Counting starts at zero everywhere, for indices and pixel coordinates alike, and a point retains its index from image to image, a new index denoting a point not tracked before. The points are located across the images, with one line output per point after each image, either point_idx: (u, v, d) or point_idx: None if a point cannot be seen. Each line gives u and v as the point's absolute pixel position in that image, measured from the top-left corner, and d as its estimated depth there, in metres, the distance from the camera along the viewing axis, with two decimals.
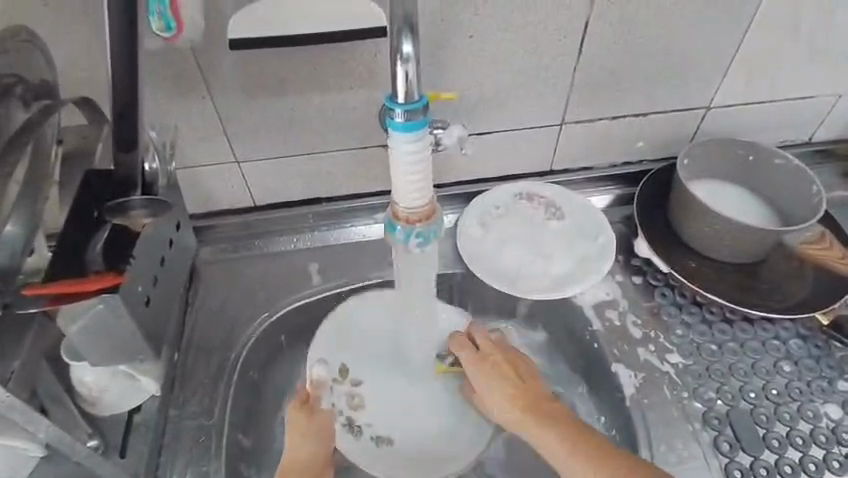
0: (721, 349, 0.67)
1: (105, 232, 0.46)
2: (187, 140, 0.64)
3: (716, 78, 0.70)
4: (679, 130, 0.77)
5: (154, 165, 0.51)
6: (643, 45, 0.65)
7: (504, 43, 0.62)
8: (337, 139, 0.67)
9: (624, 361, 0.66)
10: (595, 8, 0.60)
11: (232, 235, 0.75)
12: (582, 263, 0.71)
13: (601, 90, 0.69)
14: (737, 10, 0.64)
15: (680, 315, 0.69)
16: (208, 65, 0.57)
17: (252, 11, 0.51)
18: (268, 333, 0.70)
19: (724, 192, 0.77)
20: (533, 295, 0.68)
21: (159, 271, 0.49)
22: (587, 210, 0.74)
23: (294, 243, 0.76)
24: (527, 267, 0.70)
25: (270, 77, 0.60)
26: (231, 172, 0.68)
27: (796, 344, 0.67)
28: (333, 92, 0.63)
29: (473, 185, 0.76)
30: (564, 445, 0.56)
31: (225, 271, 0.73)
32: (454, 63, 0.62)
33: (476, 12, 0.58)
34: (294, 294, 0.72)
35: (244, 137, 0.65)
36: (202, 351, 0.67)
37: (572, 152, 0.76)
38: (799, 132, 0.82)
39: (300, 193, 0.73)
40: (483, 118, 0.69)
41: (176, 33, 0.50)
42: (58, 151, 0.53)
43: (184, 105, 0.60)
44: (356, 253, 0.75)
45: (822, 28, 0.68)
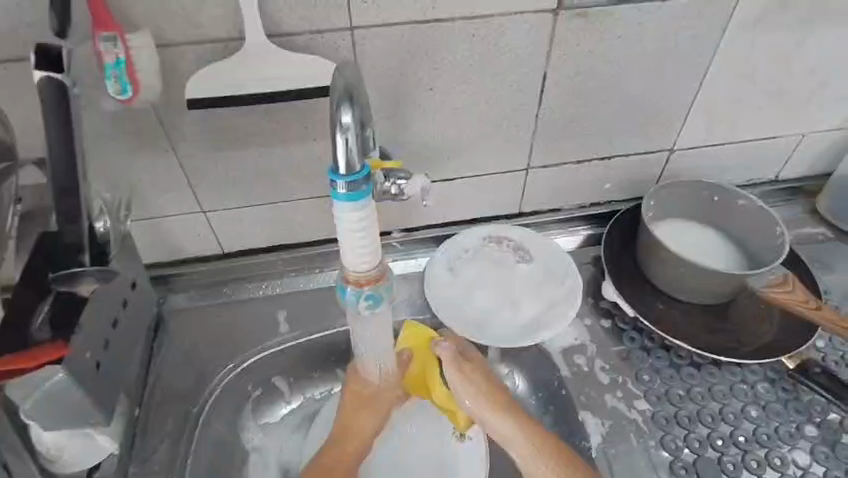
0: (688, 395, 0.67)
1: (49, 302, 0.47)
2: (152, 192, 0.64)
3: (676, 123, 0.72)
4: (645, 172, 0.78)
5: (106, 224, 0.51)
6: (602, 94, 0.66)
7: (464, 95, 0.63)
8: (303, 188, 0.68)
9: (591, 409, 0.66)
10: (552, 60, 0.62)
11: (201, 282, 0.74)
12: (550, 309, 0.70)
13: (564, 137, 0.70)
14: (692, 60, 0.65)
15: (648, 359, 0.69)
16: (170, 122, 0.58)
17: (209, 72, 0.52)
18: (234, 384, 0.70)
19: (689, 232, 0.77)
20: (501, 344, 0.67)
21: (111, 334, 0.49)
22: (555, 253, 0.74)
23: (263, 290, 0.75)
24: (495, 314, 0.70)
25: (233, 132, 0.61)
26: (198, 222, 0.69)
27: (764, 388, 0.67)
28: (297, 143, 0.63)
29: (442, 229, 0.77)
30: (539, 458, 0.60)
31: (193, 320, 0.73)
32: (417, 114, 0.63)
33: (435, 66, 0.59)
34: (261, 345, 0.72)
35: (210, 188, 0.65)
36: (165, 404, 0.67)
37: (540, 195, 0.77)
38: (764, 172, 0.83)
39: (269, 240, 0.73)
40: (449, 165, 0.69)
41: (131, 95, 0.51)
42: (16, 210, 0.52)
43: (148, 160, 0.61)
44: (326, 298, 0.75)
45: (778, 75, 0.70)
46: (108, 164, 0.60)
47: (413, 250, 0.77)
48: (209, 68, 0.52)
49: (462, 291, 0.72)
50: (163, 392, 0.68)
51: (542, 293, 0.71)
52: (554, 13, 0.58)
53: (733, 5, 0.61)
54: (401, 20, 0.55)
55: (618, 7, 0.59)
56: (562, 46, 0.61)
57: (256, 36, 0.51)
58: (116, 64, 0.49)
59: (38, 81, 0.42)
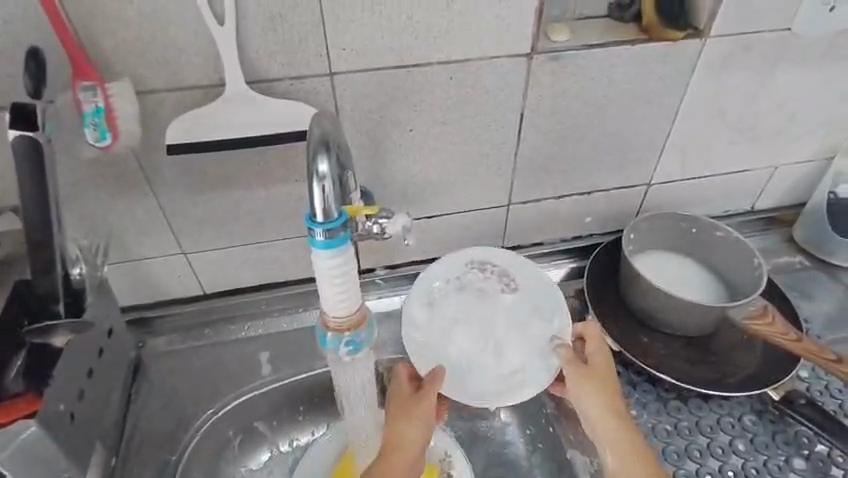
0: (676, 429, 0.66)
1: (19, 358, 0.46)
2: (133, 236, 0.64)
3: (652, 158, 0.74)
4: (624, 206, 0.79)
5: (83, 270, 0.49)
6: (579, 132, 0.68)
7: (444, 135, 0.64)
8: (286, 227, 0.68)
9: (578, 447, 0.67)
10: (528, 102, 0.63)
11: (180, 324, 0.73)
12: (538, 352, 0.65)
13: (544, 174, 0.71)
14: (664, 99, 0.68)
15: (635, 394, 0.69)
16: (151, 167, 0.58)
17: (189, 120, 0.53)
18: (214, 430, 0.68)
19: (670, 264, 0.78)
20: (487, 396, 0.64)
21: (85, 384, 0.48)
22: (544, 286, 0.70)
23: (246, 330, 0.74)
24: (480, 358, 0.66)
25: (214, 175, 0.61)
26: (180, 264, 0.68)
27: (750, 420, 0.67)
28: (279, 185, 0.63)
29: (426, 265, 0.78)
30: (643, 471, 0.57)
31: (174, 363, 0.72)
32: (398, 154, 0.64)
33: (413, 108, 0.61)
34: (245, 386, 0.71)
35: (192, 230, 0.65)
36: (142, 454, 0.64)
37: (522, 230, 0.78)
38: (741, 202, 0.85)
39: (253, 280, 0.73)
40: (431, 203, 0.70)
41: (111, 142, 0.52)
42: None
43: (129, 204, 0.60)
44: (310, 338, 0.75)
45: (747, 111, 0.72)
46: (89, 208, 0.60)
47: (398, 286, 0.77)
48: (189, 113, 0.53)
49: (441, 331, 0.68)
50: (140, 443, 0.65)
51: (530, 333, 0.66)
52: (528, 57, 0.60)
53: (699, 47, 0.64)
54: (380, 65, 0.57)
55: (590, 51, 0.61)
56: (537, 87, 0.62)
57: (237, 84, 0.52)
58: (95, 113, 0.50)
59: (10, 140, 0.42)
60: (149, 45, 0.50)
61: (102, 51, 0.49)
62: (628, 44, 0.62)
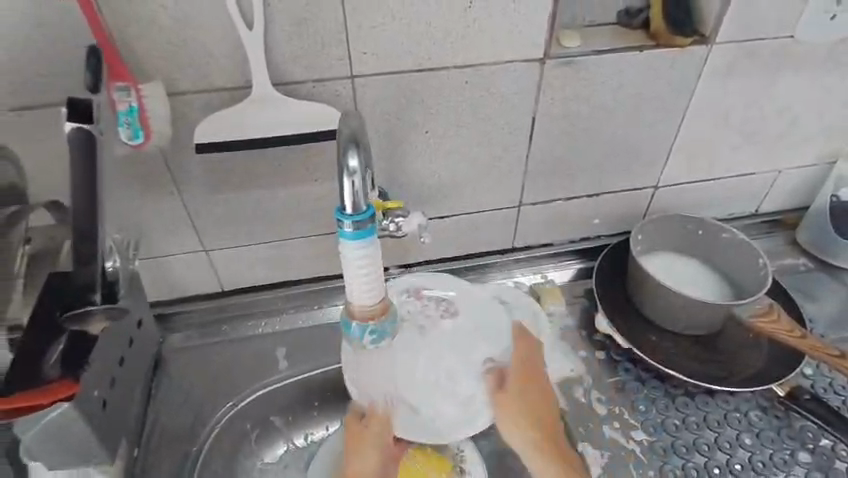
0: (684, 424, 0.68)
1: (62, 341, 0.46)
2: (157, 233, 0.66)
3: (659, 161, 0.76)
4: (632, 207, 0.81)
5: (117, 263, 0.51)
6: (588, 134, 0.70)
7: (458, 137, 0.66)
8: (304, 226, 0.70)
9: (589, 441, 0.67)
10: (539, 105, 0.65)
11: (199, 321, 0.75)
12: (478, 373, 0.71)
13: (554, 175, 0.73)
14: (670, 104, 0.70)
15: (644, 390, 0.71)
16: (176, 165, 0.60)
17: (215, 120, 0.55)
18: (232, 423, 0.70)
19: (676, 265, 0.80)
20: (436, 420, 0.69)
21: (117, 371, 0.50)
22: (483, 309, 0.75)
23: (262, 327, 0.76)
24: (433, 389, 0.71)
25: (237, 174, 0.63)
26: (200, 261, 0.70)
27: (756, 415, 0.69)
28: (299, 184, 0.65)
29: (437, 265, 0.80)
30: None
31: (193, 358, 0.74)
32: (414, 155, 0.66)
33: (429, 111, 0.63)
34: (262, 381, 0.73)
35: (214, 228, 0.67)
36: (163, 446, 0.66)
37: (532, 231, 0.80)
38: (745, 205, 0.87)
39: (270, 278, 0.75)
40: (444, 204, 0.72)
41: (142, 140, 0.55)
42: (25, 251, 0.55)
43: (154, 201, 0.63)
44: (325, 335, 0.76)
45: (750, 116, 0.74)
46: (115, 205, 0.62)
47: None
48: (217, 113, 0.55)
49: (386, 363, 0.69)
50: (161, 435, 0.67)
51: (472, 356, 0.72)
52: (541, 62, 0.62)
53: (706, 53, 0.66)
54: (398, 69, 0.59)
55: (600, 56, 0.63)
56: (549, 91, 0.65)
57: (263, 86, 0.55)
58: (129, 112, 0.52)
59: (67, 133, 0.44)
60: (179, 48, 0.52)
61: (135, 53, 0.52)
62: (637, 50, 0.64)
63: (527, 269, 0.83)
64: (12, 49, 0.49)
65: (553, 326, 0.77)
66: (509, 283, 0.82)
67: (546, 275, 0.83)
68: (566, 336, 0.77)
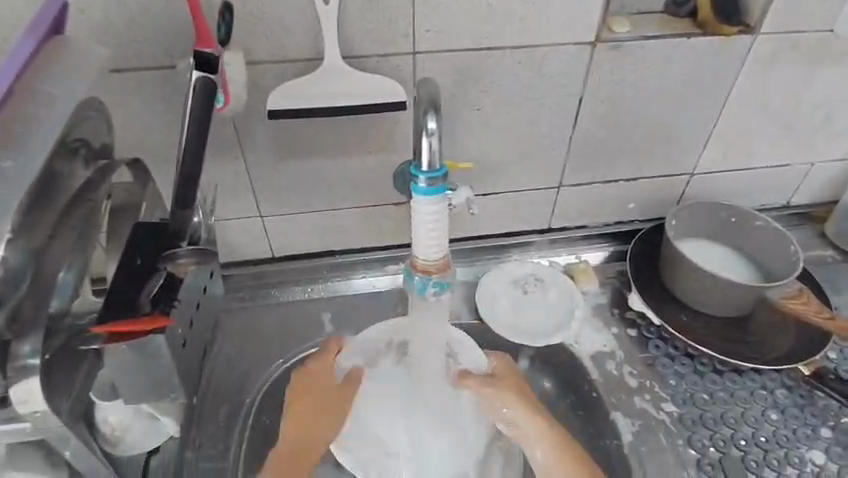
0: (712, 398, 0.71)
1: (156, 279, 0.49)
2: (220, 196, 0.69)
3: (697, 148, 0.78)
4: (667, 193, 0.84)
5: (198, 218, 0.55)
6: (631, 119, 0.73)
7: (508, 116, 0.69)
8: (355, 197, 0.74)
9: (621, 410, 0.71)
10: (587, 87, 0.68)
11: (249, 284, 0.79)
12: (547, 327, 0.76)
13: (595, 158, 0.76)
14: (713, 91, 0.72)
15: (674, 365, 0.74)
16: (244, 131, 0.64)
17: (287, 88, 0.59)
18: (281, 379, 0.74)
19: (707, 250, 0.82)
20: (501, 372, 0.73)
21: (195, 315, 0.54)
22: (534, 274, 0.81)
23: (308, 292, 0.80)
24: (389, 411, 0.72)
25: (298, 143, 0.67)
26: (256, 226, 0.74)
27: (782, 393, 0.72)
28: (355, 154, 0.69)
29: (475, 242, 0.83)
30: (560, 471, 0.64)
31: (243, 319, 0.78)
32: (464, 132, 0.69)
33: (482, 90, 0.66)
34: (307, 342, 0.76)
35: (272, 195, 0.71)
36: (217, 398, 0.70)
37: (569, 212, 0.83)
38: (777, 197, 0.89)
39: (318, 246, 0.79)
40: (488, 181, 0.75)
41: (223, 104, 0.57)
42: (107, 204, 0.56)
43: (221, 165, 0.66)
44: (367, 303, 0.80)
45: (788, 107, 0.76)
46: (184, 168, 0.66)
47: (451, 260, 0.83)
48: (289, 82, 0.59)
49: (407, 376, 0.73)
50: (215, 387, 0.71)
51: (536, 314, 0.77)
52: (592, 46, 0.65)
53: (750, 43, 0.68)
54: (457, 48, 0.62)
55: (648, 42, 0.66)
56: (598, 75, 0.68)
57: (334, 59, 0.59)
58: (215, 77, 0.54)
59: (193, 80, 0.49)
60: (260, 20, 0.56)
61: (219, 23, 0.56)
62: (685, 37, 0.67)
63: (560, 252, 0.86)
64: (111, 16, 0.53)
65: (586, 303, 0.81)
66: (544, 262, 0.85)
67: (579, 256, 0.86)
68: (600, 313, 0.80)
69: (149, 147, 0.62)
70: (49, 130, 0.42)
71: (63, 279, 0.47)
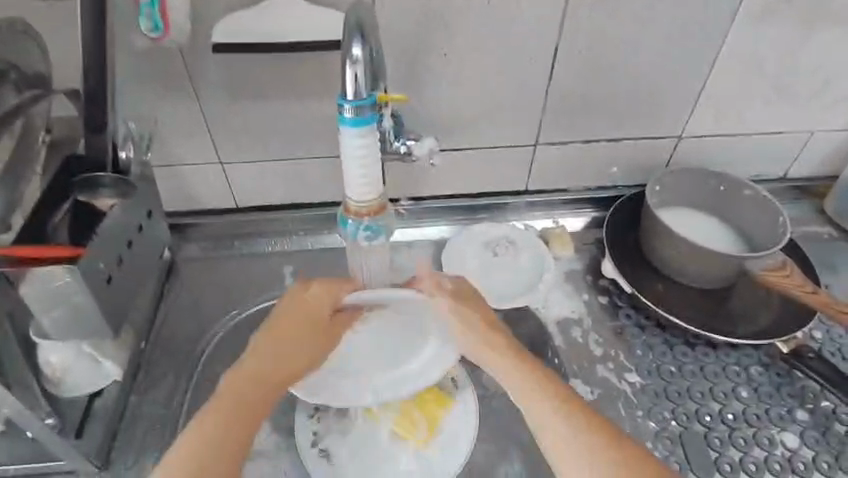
0: (680, 371, 0.68)
1: (68, 205, 0.53)
2: (174, 139, 0.67)
3: (685, 109, 0.73)
4: (653, 158, 0.79)
5: (130, 154, 0.57)
6: (612, 72, 0.68)
7: (477, 65, 0.65)
8: (317, 147, 0.70)
9: (582, 378, 0.68)
10: (564, 35, 0.64)
11: (212, 234, 0.77)
12: (515, 291, 0.73)
13: (573, 115, 0.72)
14: (703, 44, 0.67)
15: (643, 336, 0.71)
16: (195, 69, 0.61)
17: (234, 22, 0.56)
18: (237, 331, 0.72)
19: (693, 220, 0.78)
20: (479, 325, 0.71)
21: (127, 252, 0.52)
22: (509, 237, 0.77)
23: (272, 245, 0.78)
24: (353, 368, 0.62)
25: (254, 85, 0.63)
26: (215, 173, 0.72)
27: (756, 371, 0.69)
28: (314, 100, 0.66)
29: (447, 201, 0.80)
30: (548, 409, 0.52)
31: (204, 269, 0.76)
32: (430, 80, 0.66)
33: (449, 33, 0.62)
34: (266, 295, 0.74)
35: (230, 140, 0.68)
36: (168, 344, 0.69)
37: (547, 173, 0.79)
38: (772, 168, 0.84)
39: (281, 198, 0.76)
40: (458, 135, 0.72)
41: (163, 34, 0.54)
42: (45, 138, 0.54)
43: (173, 105, 0.64)
44: (331, 259, 0.78)
45: (788, 66, 0.71)
46: (134, 106, 0.63)
47: (420, 219, 0.80)
48: (236, 15, 0.56)
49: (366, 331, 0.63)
50: (167, 333, 0.70)
51: (505, 278, 0.74)
52: None
53: None
54: None
55: None
56: (574, 22, 0.63)
57: None
58: (150, 3, 0.52)
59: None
60: None
61: None
62: None
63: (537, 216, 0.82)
64: None
65: (558, 269, 0.77)
66: (519, 225, 0.81)
67: (557, 221, 0.82)
68: (572, 279, 0.76)
69: None
70: None
71: None
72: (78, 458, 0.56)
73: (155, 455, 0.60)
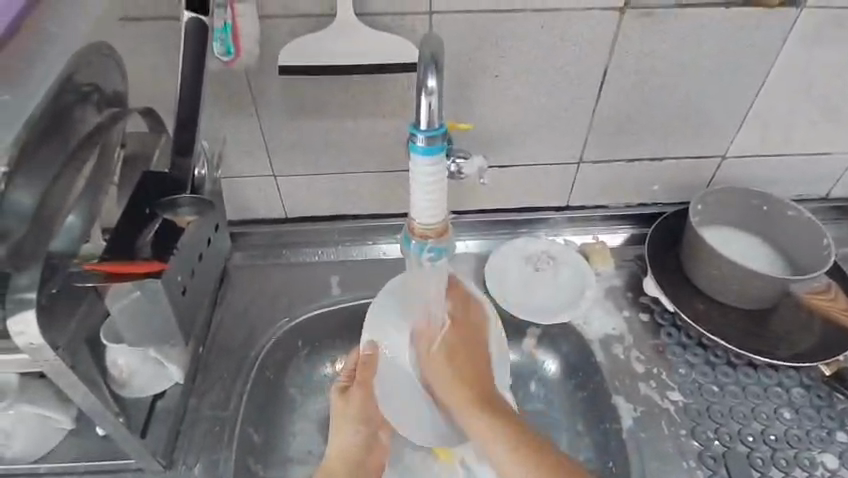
0: (722, 391, 0.69)
1: (156, 224, 0.53)
2: (234, 153, 0.70)
3: (730, 130, 0.74)
4: (695, 176, 0.79)
5: (203, 171, 0.59)
6: (659, 93, 0.69)
7: (528, 85, 0.67)
8: (367, 161, 0.73)
9: (624, 394, 0.69)
10: (613, 57, 0.65)
11: (263, 243, 0.80)
12: (557, 303, 0.74)
13: (618, 134, 0.73)
14: (751, 67, 0.68)
15: (685, 355, 0.72)
16: (258, 88, 0.64)
17: (298, 45, 0.59)
18: (286, 337, 0.75)
19: (735, 239, 0.78)
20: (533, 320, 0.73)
21: (196, 266, 0.58)
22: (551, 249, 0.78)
23: (319, 255, 0.80)
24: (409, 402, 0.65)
25: (311, 102, 0.66)
26: (268, 185, 0.74)
27: (798, 392, 0.69)
28: (366, 117, 0.68)
29: (490, 215, 0.81)
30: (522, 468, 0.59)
31: (255, 277, 0.79)
32: (479, 100, 0.68)
33: (502, 55, 0.64)
34: (314, 303, 0.77)
35: (284, 154, 0.71)
36: (223, 349, 0.72)
37: (589, 190, 0.80)
38: (815, 187, 0.83)
39: (329, 210, 0.78)
40: (504, 153, 0.73)
41: (233, 57, 0.58)
42: (120, 153, 0.56)
43: (235, 121, 0.67)
44: (376, 270, 0.80)
45: (835, 89, 0.71)
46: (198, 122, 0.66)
47: (462, 233, 0.82)
48: (300, 40, 0.59)
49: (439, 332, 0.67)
50: (222, 339, 0.73)
51: (546, 290, 0.75)
52: (620, 12, 0.62)
53: (794, 17, 0.64)
54: (475, 9, 0.60)
55: (681, 10, 0.62)
56: (625, 46, 0.64)
57: (346, 16, 0.57)
58: (224, 29, 0.56)
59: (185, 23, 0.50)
60: None
61: None
62: (722, 7, 0.63)
63: (578, 231, 0.82)
64: None
65: (599, 285, 0.78)
66: (560, 241, 0.82)
67: (597, 236, 0.82)
68: (612, 296, 0.77)
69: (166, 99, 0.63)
70: None
71: (69, 222, 0.49)
72: (146, 457, 0.60)
73: (213, 457, 0.63)
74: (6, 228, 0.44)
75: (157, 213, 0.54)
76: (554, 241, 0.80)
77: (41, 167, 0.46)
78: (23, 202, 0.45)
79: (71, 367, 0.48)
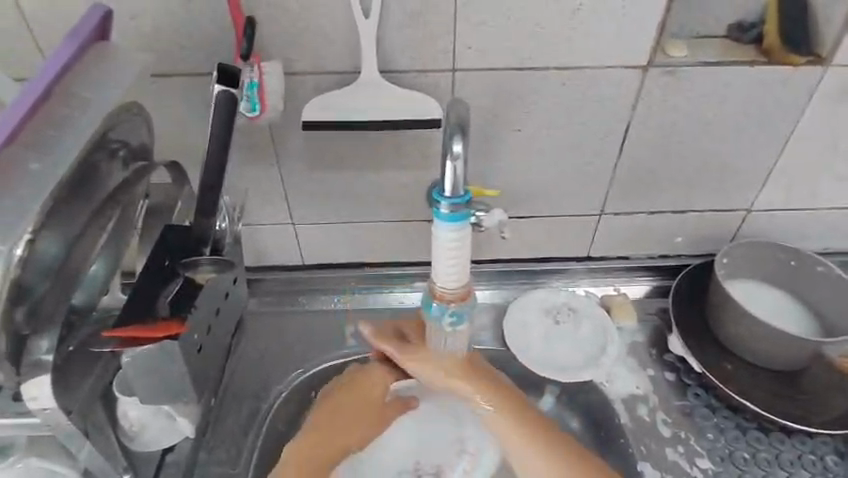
0: (754, 459, 0.66)
1: (176, 284, 0.52)
2: (252, 201, 0.70)
3: (755, 184, 0.73)
4: (720, 229, 0.78)
5: (224, 225, 0.59)
6: (682, 148, 0.68)
7: (549, 138, 0.66)
8: (385, 212, 0.72)
9: (651, 461, 0.66)
10: (635, 113, 0.65)
11: (279, 290, 0.79)
12: (581, 361, 0.72)
13: (640, 187, 0.72)
14: (775, 124, 0.67)
15: (713, 418, 0.69)
16: (280, 140, 0.64)
17: (322, 101, 0.59)
18: (300, 390, 0.73)
19: (763, 295, 0.76)
20: (560, 376, 0.70)
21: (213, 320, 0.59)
22: (572, 303, 0.76)
23: (334, 303, 0.79)
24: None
25: (330, 154, 0.66)
26: (287, 233, 0.74)
27: (833, 460, 0.66)
28: (387, 169, 0.68)
29: (509, 264, 0.80)
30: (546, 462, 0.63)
31: (269, 325, 0.77)
32: (499, 152, 0.67)
33: (524, 111, 0.64)
34: (329, 354, 0.75)
35: (304, 203, 0.71)
36: (236, 399, 0.70)
37: (609, 241, 0.78)
38: (846, 241, 0.81)
39: (347, 257, 0.78)
40: (523, 205, 0.73)
41: (259, 113, 0.58)
42: (145, 205, 0.56)
43: (255, 170, 0.67)
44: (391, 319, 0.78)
45: None
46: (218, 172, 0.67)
47: (479, 282, 0.80)
48: (325, 95, 0.59)
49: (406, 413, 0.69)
50: (235, 388, 0.71)
51: (569, 346, 0.73)
52: (642, 70, 0.62)
53: (820, 75, 0.63)
54: (497, 66, 0.60)
55: (704, 69, 0.62)
56: (647, 101, 0.64)
57: (369, 74, 0.58)
58: (250, 86, 0.56)
59: (214, 94, 0.50)
60: (301, 31, 0.57)
61: (261, 33, 0.57)
62: (747, 64, 0.62)
63: (598, 282, 0.80)
64: (157, 25, 0.55)
65: (621, 340, 0.76)
66: (581, 292, 0.80)
67: (619, 288, 0.80)
68: (635, 352, 0.75)
69: (187, 151, 0.64)
70: (69, 132, 0.44)
71: (93, 273, 0.50)
72: None
73: None
74: (31, 284, 0.43)
75: (178, 271, 0.53)
76: (577, 294, 0.78)
77: (65, 223, 0.45)
78: (50, 253, 0.44)
79: (80, 426, 0.48)
